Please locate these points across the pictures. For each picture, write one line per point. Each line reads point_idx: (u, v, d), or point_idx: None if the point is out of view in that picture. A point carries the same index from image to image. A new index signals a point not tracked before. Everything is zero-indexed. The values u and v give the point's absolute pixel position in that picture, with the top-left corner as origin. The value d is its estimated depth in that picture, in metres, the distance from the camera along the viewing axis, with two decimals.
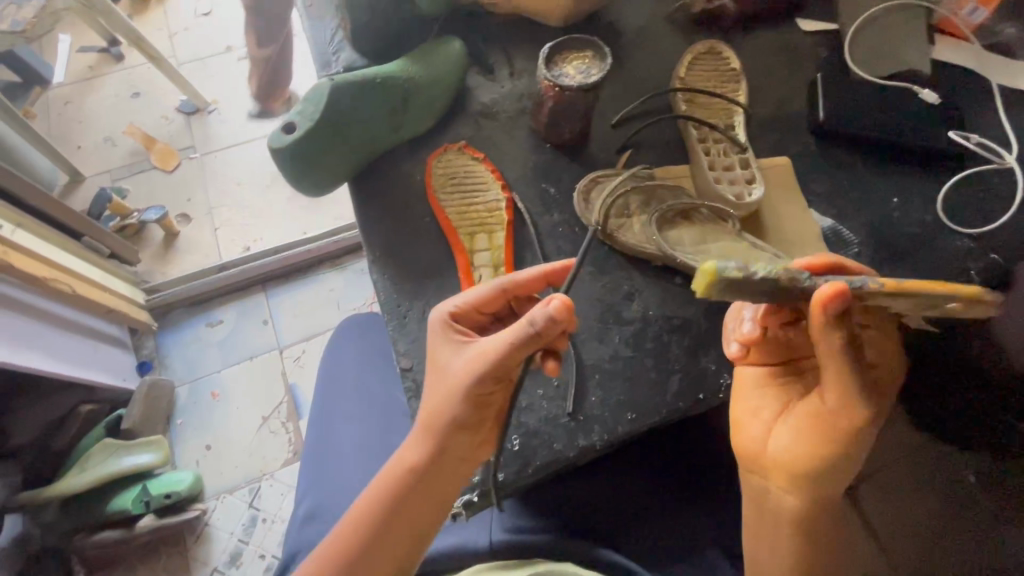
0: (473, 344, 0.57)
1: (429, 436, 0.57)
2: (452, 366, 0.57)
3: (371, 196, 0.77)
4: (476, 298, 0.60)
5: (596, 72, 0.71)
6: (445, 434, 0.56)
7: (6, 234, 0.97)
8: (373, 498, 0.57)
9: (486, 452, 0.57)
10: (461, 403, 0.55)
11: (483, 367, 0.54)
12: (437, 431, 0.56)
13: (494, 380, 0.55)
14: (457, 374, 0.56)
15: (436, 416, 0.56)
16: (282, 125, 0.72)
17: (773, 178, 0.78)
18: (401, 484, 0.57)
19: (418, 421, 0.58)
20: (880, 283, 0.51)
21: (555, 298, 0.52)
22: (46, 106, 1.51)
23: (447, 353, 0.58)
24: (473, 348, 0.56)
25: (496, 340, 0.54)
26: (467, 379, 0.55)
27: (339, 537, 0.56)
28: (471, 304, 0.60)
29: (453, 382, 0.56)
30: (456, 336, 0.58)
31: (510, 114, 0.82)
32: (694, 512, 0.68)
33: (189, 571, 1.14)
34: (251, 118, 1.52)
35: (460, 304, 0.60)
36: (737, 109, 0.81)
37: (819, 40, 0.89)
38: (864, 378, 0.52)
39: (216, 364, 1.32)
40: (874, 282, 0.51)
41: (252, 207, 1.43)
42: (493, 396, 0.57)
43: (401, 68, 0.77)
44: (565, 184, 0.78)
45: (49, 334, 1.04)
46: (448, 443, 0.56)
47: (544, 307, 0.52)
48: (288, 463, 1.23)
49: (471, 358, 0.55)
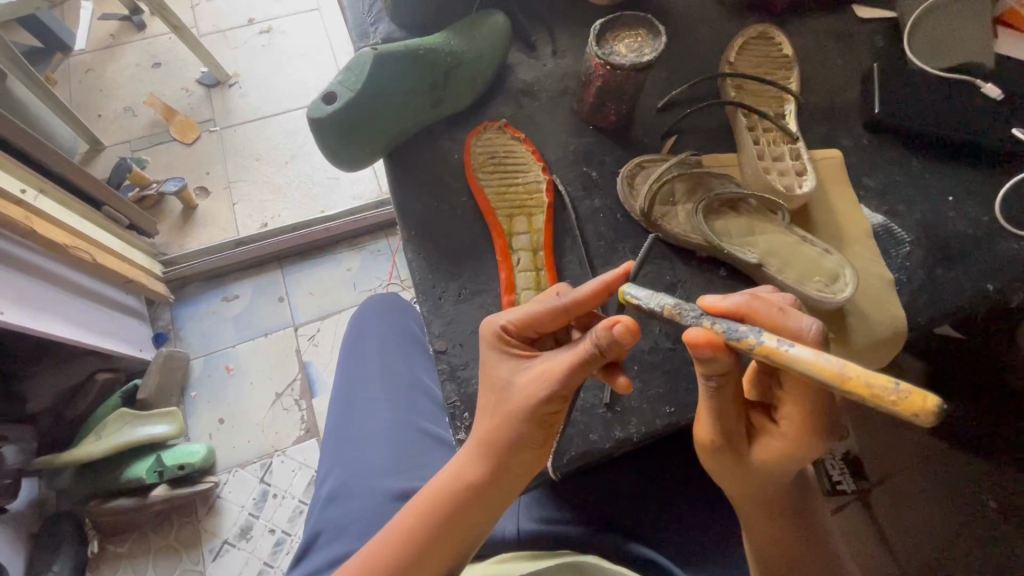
0: (535, 363, 0.55)
1: (488, 451, 0.55)
2: (514, 386, 0.55)
3: (407, 173, 0.75)
4: (532, 317, 0.56)
5: (649, 51, 0.69)
6: (505, 450, 0.54)
7: (30, 199, 0.96)
8: (429, 506, 0.55)
9: (537, 455, 0.56)
10: (523, 423, 0.53)
11: (547, 389, 0.52)
12: (500, 447, 0.54)
13: (560, 400, 0.53)
14: (519, 394, 0.54)
15: (496, 433, 0.54)
16: (323, 95, 0.70)
17: (824, 172, 0.77)
18: (457, 491, 0.55)
19: (477, 435, 0.56)
20: (757, 342, 0.41)
21: (617, 322, 0.48)
22: (67, 73, 1.49)
23: (507, 373, 0.56)
24: (537, 368, 0.54)
25: (560, 363, 0.52)
26: (531, 400, 0.53)
27: (389, 541, 0.55)
28: (526, 324, 0.56)
29: (518, 401, 0.53)
30: (516, 357, 0.56)
31: (553, 94, 0.81)
32: (726, 511, 0.66)
33: (201, 543, 1.14)
34: (276, 92, 1.50)
35: (514, 322, 0.56)
36: (788, 97, 0.80)
37: (877, 27, 0.89)
38: (728, 407, 0.50)
39: (231, 338, 1.31)
40: (754, 338, 0.42)
41: (272, 183, 1.41)
42: (558, 415, 0.54)
43: (444, 40, 0.75)
44: (607, 168, 0.77)
45: (68, 302, 1.03)
46: (508, 460, 0.54)
47: (605, 331, 0.49)
48: (300, 440, 1.23)
49: (534, 382, 0.53)
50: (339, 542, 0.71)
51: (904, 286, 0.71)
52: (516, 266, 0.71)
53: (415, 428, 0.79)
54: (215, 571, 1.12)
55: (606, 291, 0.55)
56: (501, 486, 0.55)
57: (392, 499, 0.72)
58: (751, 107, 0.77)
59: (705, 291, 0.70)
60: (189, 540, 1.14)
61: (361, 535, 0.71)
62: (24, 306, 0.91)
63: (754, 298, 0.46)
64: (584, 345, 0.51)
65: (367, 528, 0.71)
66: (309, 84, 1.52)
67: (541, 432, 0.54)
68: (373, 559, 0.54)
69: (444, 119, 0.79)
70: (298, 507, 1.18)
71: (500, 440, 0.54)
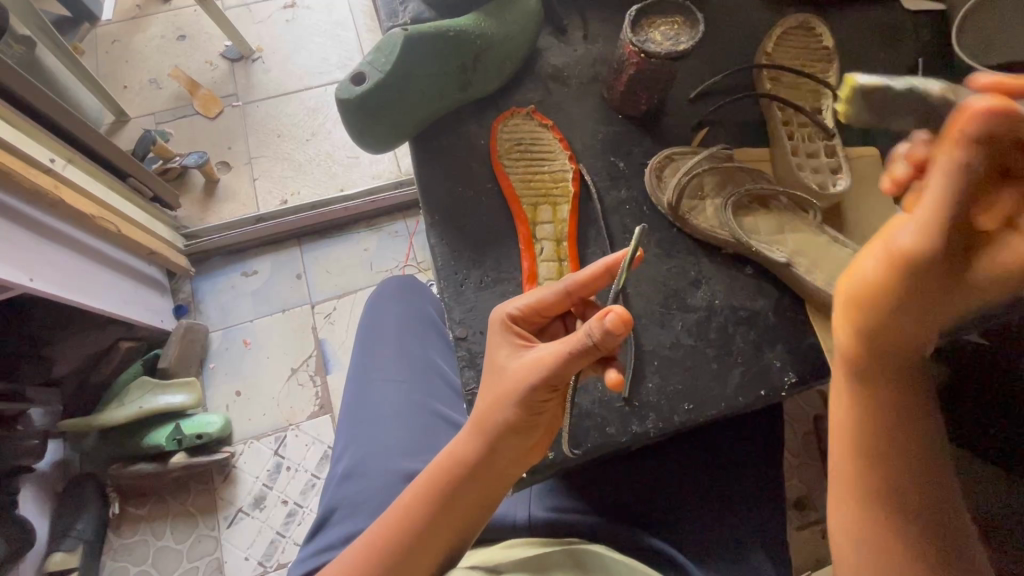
0: (532, 348, 0.55)
1: (478, 429, 0.55)
2: (507, 371, 0.55)
3: (432, 156, 0.75)
4: (537, 300, 0.56)
5: (685, 40, 0.67)
6: (497, 436, 0.55)
7: (60, 169, 0.97)
8: (423, 491, 0.56)
9: (527, 444, 0.56)
10: (516, 406, 0.53)
11: (536, 377, 0.52)
12: (489, 430, 0.55)
13: (549, 389, 0.53)
14: (509, 380, 0.54)
15: (486, 415, 0.55)
16: (350, 75, 0.69)
17: (859, 170, 0.75)
18: (454, 480, 0.56)
19: (470, 418, 0.57)
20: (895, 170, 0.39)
21: (611, 311, 0.48)
22: (95, 44, 1.50)
23: (504, 357, 0.56)
24: (531, 353, 0.54)
25: (554, 346, 0.53)
26: (520, 386, 0.53)
27: (385, 526, 0.56)
28: (532, 308, 0.56)
29: (509, 385, 0.54)
30: (516, 344, 0.56)
31: (583, 81, 0.80)
32: (744, 506, 0.66)
33: (215, 510, 1.18)
34: (298, 68, 1.50)
35: (520, 308, 0.57)
36: (826, 91, 0.78)
37: (922, 22, 0.86)
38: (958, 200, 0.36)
39: (250, 313, 1.33)
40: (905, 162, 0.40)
41: (293, 159, 1.42)
42: (547, 404, 0.55)
43: (476, 21, 0.72)
44: (635, 159, 0.76)
45: (92, 272, 1.05)
46: (502, 447, 0.55)
47: (599, 322, 0.48)
48: (314, 416, 1.25)
49: (527, 368, 0.53)
50: (353, 519, 0.72)
51: None
52: (539, 256, 0.70)
53: (428, 409, 0.79)
54: (230, 537, 1.16)
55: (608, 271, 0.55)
56: (499, 472, 0.56)
57: (404, 479, 0.73)
58: (786, 101, 0.75)
59: (729, 288, 0.70)
60: (204, 506, 1.18)
61: (373, 512, 0.72)
62: (51, 272, 0.94)
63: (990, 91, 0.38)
64: (577, 335, 0.50)
65: (378, 507, 0.72)
66: (332, 61, 1.51)
67: (528, 420, 0.55)
68: (375, 539, 0.55)
69: (471, 104, 0.78)
70: (311, 480, 1.20)
71: (488, 423, 0.55)
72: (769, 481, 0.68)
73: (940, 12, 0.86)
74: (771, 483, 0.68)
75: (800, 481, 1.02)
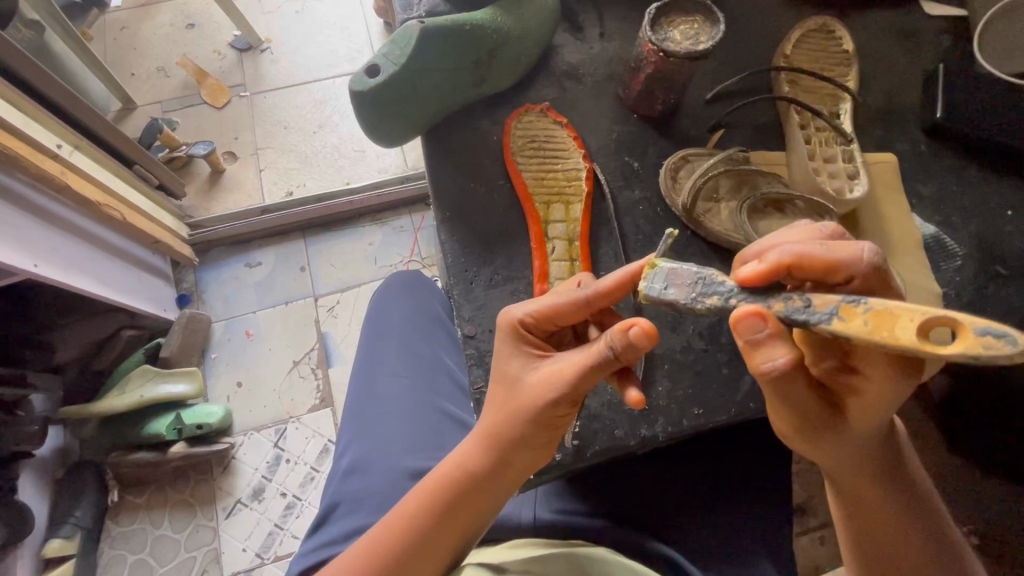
0: (548, 359, 0.54)
1: (491, 443, 0.54)
2: (523, 384, 0.53)
3: (444, 151, 0.74)
4: (552, 310, 0.54)
5: (705, 39, 0.66)
6: (506, 442, 0.54)
7: (66, 155, 0.97)
8: (427, 495, 0.55)
9: (541, 454, 0.55)
10: (529, 421, 0.52)
11: (553, 390, 0.51)
12: (500, 442, 0.54)
13: (567, 403, 0.51)
14: (525, 392, 0.53)
15: (500, 427, 0.54)
16: (364, 67, 0.69)
17: (874, 176, 0.75)
18: (459, 486, 0.55)
19: (479, 430, 0.56)
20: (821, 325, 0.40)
21: (634, 324, 0.46)
22: (104, 29, 1.49)
23: (516, 368, 0.55)
24: (547, 363, 0.53)
25: (570, 358, 0.51)
26: (537, 401, 0.52)
27: (388, 530, 0.55)
28: (547, 318, 0.54)
29: (523, 398, 0.53)
30: (530, 354, 0.55)
31: (598, 79, 0.79)
32: (749, 511, 0.66)
33: (214, 501, 1.17)
34: (308, 59, 1.49)
35: (533, 316, 0.54)
36: (844, 96, 0.77)
37: (943, 26, 0.85)
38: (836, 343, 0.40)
39: (253, 304, 1.33)
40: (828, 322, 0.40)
41: (300, 151, 1.41)
42: (564, 418, 0.53)
43: (492, 15, 0.71)
44: (649, 159, 0.75)
45: (97, 259, 1.04)
46: (508, 452, 0.54)
47: (621, 334, 0.46)
48: (315, 410, 1.24)
49: (543, 381, 0.52)
50: (356, 514, 0.72)
51: (952, 301, 0.70)
52: (551, 255, 0.70)
53: (434, 407, 0.79)
54: (228, 528, 1.15)
55: (629, 282, 0.52)
56: (505, 477, 0.56)
57: (408, 477, 0.72)
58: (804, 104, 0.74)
59: None
60: (203, 497, 1.17)
61: (376, 508, 0.71)
62: (56, 257, 0.93)
63: (796, 250, 0.43)
64: (597, 347, 0.49)
65: (381, 503, 0.71)
66: (341, 53, 1.50)
67: (544, 434, 0.53)
68: (379, 546, 0.54)
69: (485, 99, 0.77)
70: (310, 473, 1.20)
71: (503, 436, 0.54)
72: (778, 489, 0.67)
73: (961, 16, 0.85)
74: (780, 489, 0.67)
75: (802, 487, 1.01)
